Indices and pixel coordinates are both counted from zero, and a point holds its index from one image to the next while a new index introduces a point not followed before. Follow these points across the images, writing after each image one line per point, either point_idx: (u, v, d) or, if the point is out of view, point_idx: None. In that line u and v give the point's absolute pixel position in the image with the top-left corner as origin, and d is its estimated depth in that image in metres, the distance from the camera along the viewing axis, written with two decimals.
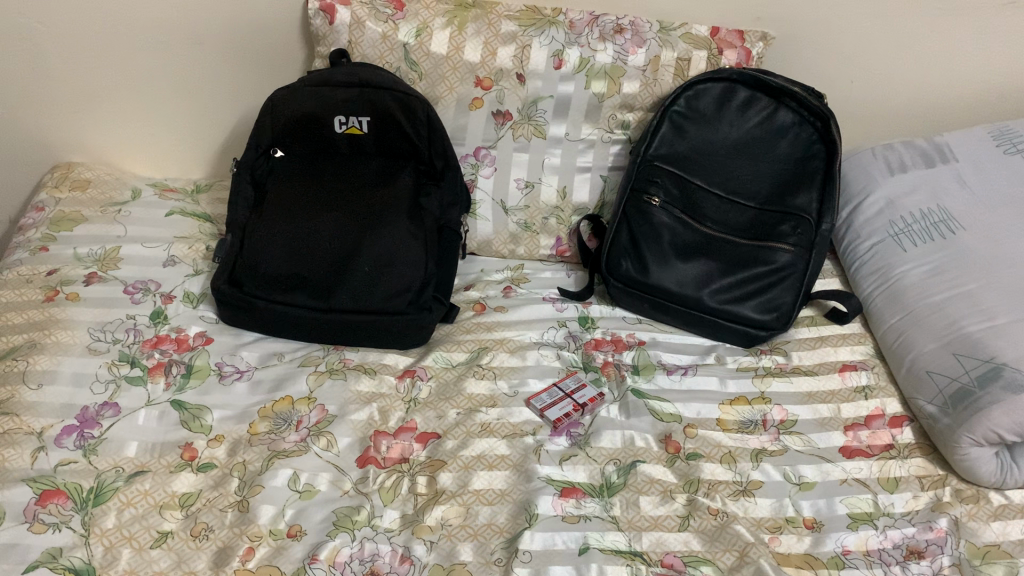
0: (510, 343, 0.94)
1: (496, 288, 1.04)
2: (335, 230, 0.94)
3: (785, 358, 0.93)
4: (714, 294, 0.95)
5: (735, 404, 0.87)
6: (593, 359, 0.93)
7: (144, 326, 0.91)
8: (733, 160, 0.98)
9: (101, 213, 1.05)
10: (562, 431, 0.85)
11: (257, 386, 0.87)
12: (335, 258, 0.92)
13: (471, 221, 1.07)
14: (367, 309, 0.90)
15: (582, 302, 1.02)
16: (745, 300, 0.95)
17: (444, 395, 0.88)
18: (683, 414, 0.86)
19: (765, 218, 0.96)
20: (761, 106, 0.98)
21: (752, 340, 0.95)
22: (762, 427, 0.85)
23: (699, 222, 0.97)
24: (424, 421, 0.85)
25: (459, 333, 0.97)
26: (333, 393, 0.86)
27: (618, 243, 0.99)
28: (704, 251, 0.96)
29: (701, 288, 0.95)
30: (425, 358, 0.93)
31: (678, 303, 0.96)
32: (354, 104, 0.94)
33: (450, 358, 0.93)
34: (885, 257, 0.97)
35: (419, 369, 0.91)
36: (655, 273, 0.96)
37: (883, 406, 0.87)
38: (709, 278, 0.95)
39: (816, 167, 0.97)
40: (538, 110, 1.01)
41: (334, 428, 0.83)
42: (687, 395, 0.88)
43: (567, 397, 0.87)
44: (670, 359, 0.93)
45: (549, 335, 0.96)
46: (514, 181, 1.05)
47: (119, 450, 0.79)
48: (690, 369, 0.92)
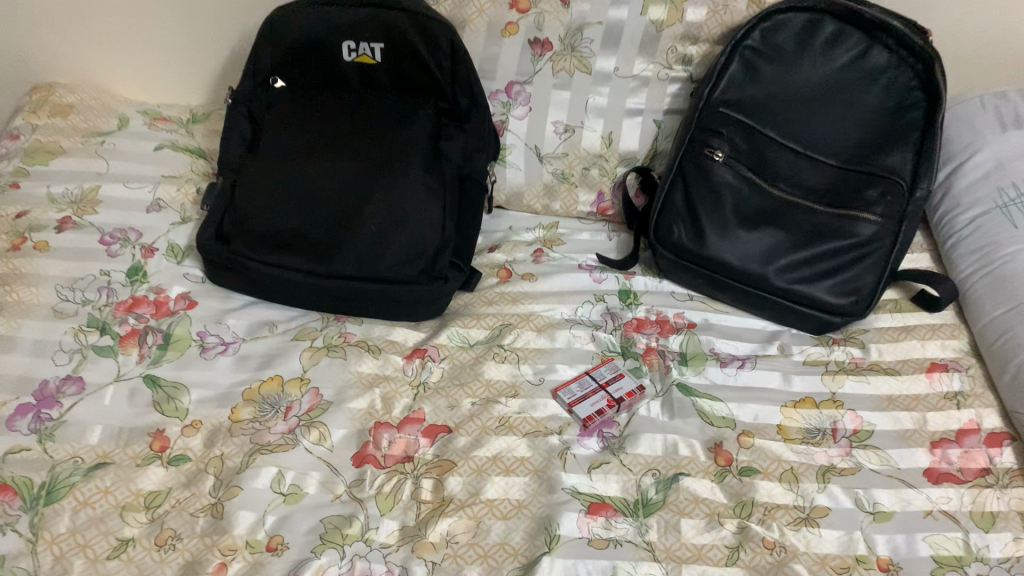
0: (538, 320, 0.81)
1: (526, 249, 0.89)
2: (338, 179, 0.81)
3: (861, 351, 0.79)
4: (782, 272, 0.80)
5: (799, 407, 0.74)
6: (633, 343, 0.79)
7: (119, 285, 0.79)
8: (815, 108, 0.82)
9: (82, 145, 0.92)
10: (593, 431, 0.73)
11: (244, 361, 0.75)
12: (338, 214, 0.79)
13: (500, 169, 0.92)
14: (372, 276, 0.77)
15: (625, 272, 0.86)
16: (818, 281, 0.80)
17: (458, 380, 0.76)
18: (738, 418, 0.73)
19: (848, 180, 0.81)
20: (852, 44, 0.81)
21: (822, 327, 0.81)
22: (831, 437, 0.72)
23: (768, 183, 0.81)
24: (433, 411, 0.74)
25: (479, 304, 0.83)
26: (330, 374, 0.74)
27: (671, 205, 0.84)
28: (774, 219, 0.81)
29: (767, 264, 0.80)
30: (438, 335, 0.79)
31: (738, 280, 0.81)
32: (366, 28, 0.81)
33: (467, 336, 0.80)
34: (990, 232, 0.81)
35: (431, 348, 0.78)
36: (713, 245, 0.81)
37: (980, 419, 0.72)
38: (776, 252, 0.81)
39: (913, 120, 0.81)
40: (583, 39, 0.85)
41: (328, 418, 0.71)
42: (742, 395, 0.74)
43: (601, 390, 0.75)
44: (725, 347, 0.79)
45: (582, 311, 0.82)
46: (551, 124, 0.90)
47: (80, 437, 0.68)
48: (750, 362, 0.77)
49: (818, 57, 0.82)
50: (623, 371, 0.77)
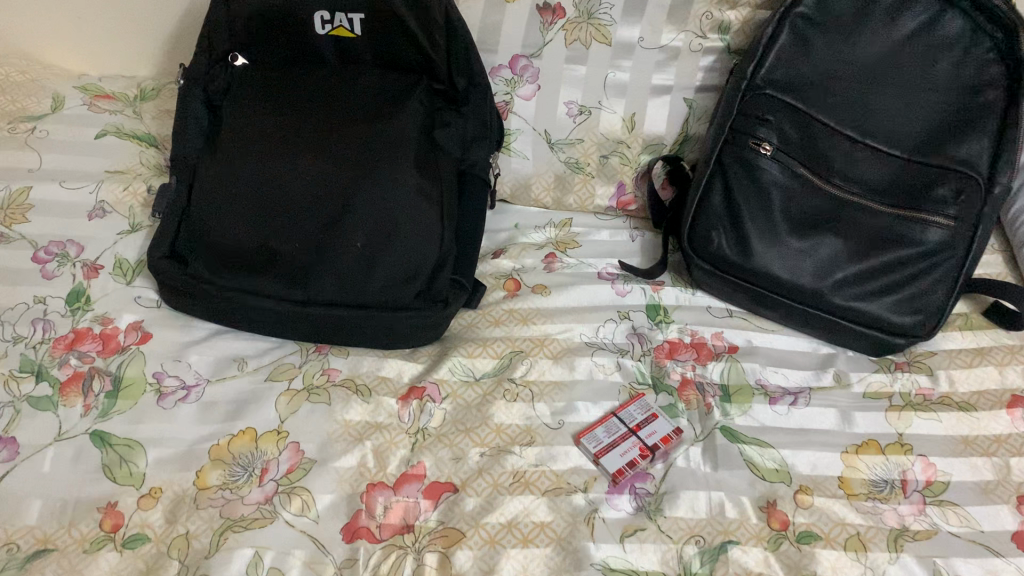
0: (554, 345, 0.69)
1: (536, 254, 0.77)
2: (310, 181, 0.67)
3: (929, 380, 0.68)
4: (838, 287, 0.69)
5: (863, 453, 0.63)
6: (666, 374, 0.68)
7: (58, 315, 0.67)
8: (876, 88, 0.69)
9: (9, 134, 0.78)
10: (623, 487, 0.62)
11: (209, 410, 0.63)
12: (314, 226, 0.66)
13: (504, 159, 0.79)
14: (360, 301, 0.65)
15: (652, 282, 0.75)
16: (880, 296, 0.69)
17: (463, 426, 0.65)
18: (793, 469, 0.63)
19: (916, 173, 0.68)
20: (923, 8, 0.68)
21: (883, 348, 0.70)
22: (901, 492, 0.61)
23: (823, 179, 0.69)
24: (435, 466, 0.63)
25: (484, 326, 0.71)
26: (312, 425, 0.63)
27: (708, 206, 0.72)
28: (830, 224, 0.69)
29: (821, 277, 0.69)
30: (438, 368, 0.68)
31: (786, 295, 0.70)
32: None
33: (472, 368, 0.68)
34: None
35: (430, 385, 0.66)
36: (759, 255, 0.69)
37: None
38: (832, 264, 0.69)
39: (993, 99, 0.68)
40: (602, 4, 0.71)
41: (311, 482, 0.60)
42: (796, 440, 0.64)
43: (632, 436, 0.64)
44: (774, 378, 0.68)
45: (605, 333, 0.70)
46: (563, 105, 0.76)
47: (14, 517, 0.56)
48: (802, 398, 0.67)
49: (883, 25, 0.68)
50: (657, 410, 0.66)
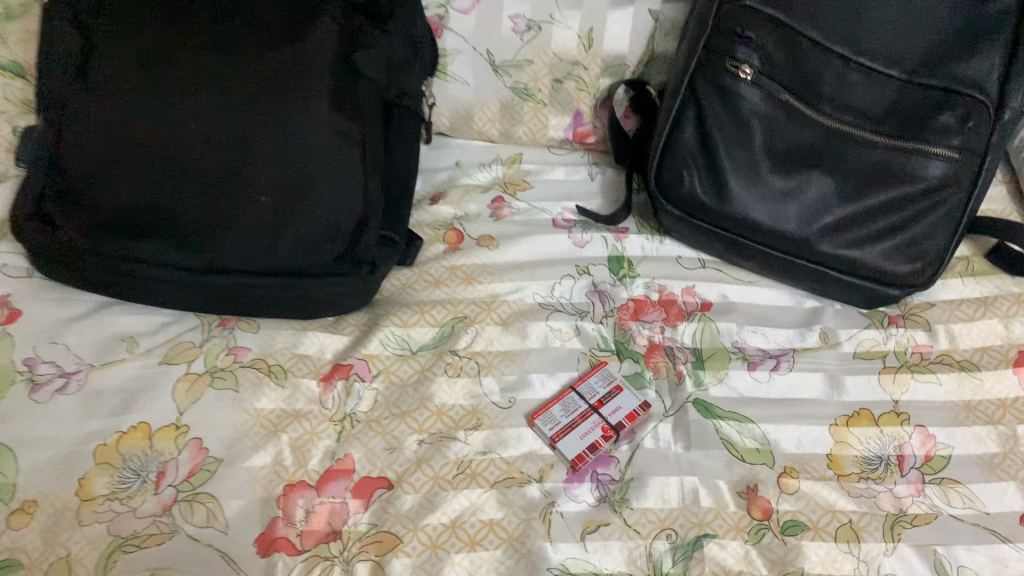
0: (503, 308, 0.60)
1: (480, 197, 0.66)
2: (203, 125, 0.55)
3: (927, 337, 0.60)
4: (827, 233, 0.60)
5: (854, 426, 0.56)
6: (631, 337, 0.60)
7: None
8: None
9: None
10: (585, 475, 0.54)
11: (95, 402, 0.53)
12: (212, 180, 0.54)
13: (440, 86, 0.67)
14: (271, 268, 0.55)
15: (615, 229, 0.65)
16: (873, 242, 0.60)
17: (397, 409, 0.56)
18: (776, 447, 0.55)
19: (917, 98, 0.58)
20: None
21: (875, 299, 0.62)
22: (898, 469, 0.54)
23: (811, 107, 0.59)
24: (366, 458, 0.54)
25: (422, 286, 0.61)
26: (217, 417, 0.53)
27: (679, 140, 0.61)
28: (819, 160, 0.59)
29: (807, 222, 0.60)
30: (367, 341, 0.58)
31: (768, 244, 0.61)
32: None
33: (407, 339, 0.58)
34: None
35: (358, 362, 0.57)
36: (737, 199, 0.60)
37: None
38: (820, 206, 0.60)
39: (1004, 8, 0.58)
40: None
41: (217, 487, 0.51)
42: (779, 412, 0.56)
43: (593, 416, 0.55)
44: (754, 339, 0.60)
45: (560, 291, 0.61)
46: (508, 19, 0.64)
47: None
48: (786, 362, 0.59)
49: None
50: (622, 382, 0.57)
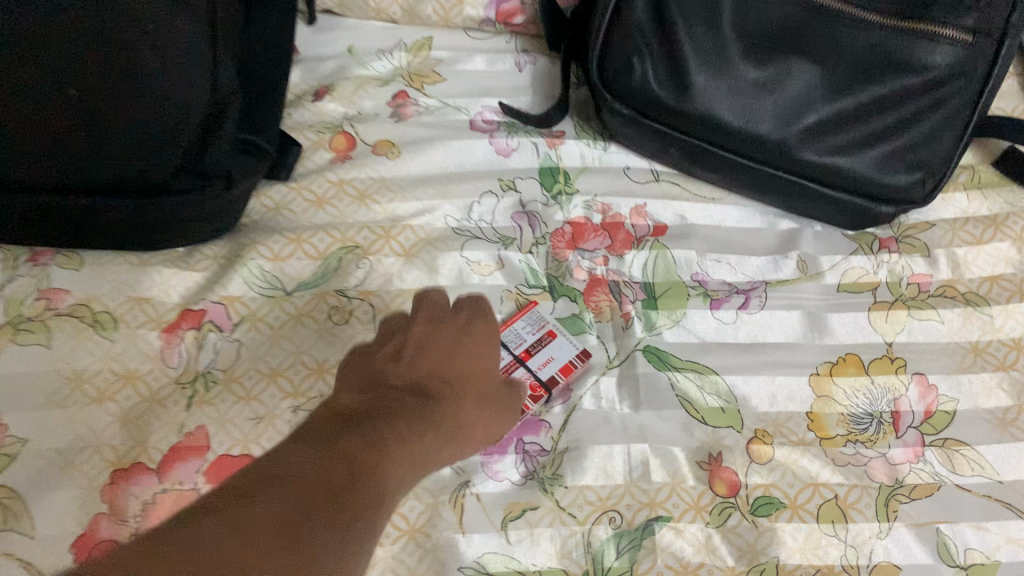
0: (405, 233, 0.47)
1: (379, 93, 0.52)
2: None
3: (926, 264, 0.49)
4: (809, 137, 0.48)
5: (840, 375, 0.45)
6: (567, 270, 0.48)
7: None
8: None
9: None
10: (507, 445, 0.42)
11: None
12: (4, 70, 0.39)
13: None
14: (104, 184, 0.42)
15: (549, 133, 0.53)
16: (864, 146, 0.49)
17: (266, 367, 0.43)
18: (745, 405, 0.44)
19: None
20: None
21: (863, 218, 0.50)
22: (892, 429, 0.44)
23: None
24: (225, 428, 0.41)
25: (301, 205, 0.48)
26: (21, 384, 0.40)
27: (628, 18, 0.47)
28: (805, 42, 0.46)
29: (786, 122, 0.48)
30: (228, 279, 0.45)
31: (736, 151, 0.49)
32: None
33: (280, 275, 0.46)
34: None
35: (215, 307, 0.44)
36: (700, 93, 0.47)
37: None
38: (802, 103, 0.48)
39: None
40: None
41: (17, 478, 0.38)
42: (748, 361, 0.45)
43: (519, 370, 0.44)
44: (717, 270, 0.49)
45: (479, 214, 0.49)
46: None
47: None
48: (756, 298, 0.47)
49: None
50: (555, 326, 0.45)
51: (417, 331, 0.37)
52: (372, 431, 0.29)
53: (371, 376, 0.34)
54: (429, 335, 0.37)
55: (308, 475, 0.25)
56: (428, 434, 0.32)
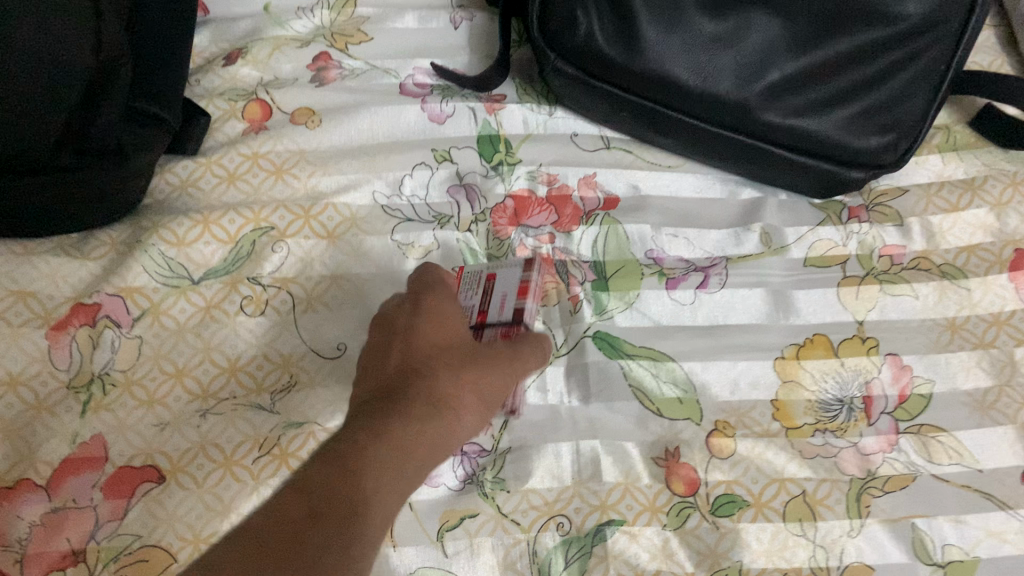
0: (327, 213, 0.43)
1: (299, 56, 0.47)
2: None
3: (899, 235, 0.45)
4: (771, 96, 0.44)
5: (807, 358, 0.41)
6: (509, 249, 0.43)
7: None
8: None
9: None
10: None
11: None
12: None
13: None
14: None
15: (489, 98, 0.48)
16: (830, 106, 0.45)
17: (169, 366, 0.39)
18: (704, 395, 0.40)
19: None
20: None
21: (829, 185, 0.46)
22: (863, 416, 0.40)
23: None
24: (119, 436, 0.37)
25: (210, 181, 0.43)
26: None
27: None
28: None
29: (746, 81, 0.43)
30: (125, 268, 0.40)
31: (690, 113, 0.45)
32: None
33: (186, 262, 0.41)
34: None
35: (111, 299, 0.39)
36: (651, 48, 0.43)
37: None
38: (765, 58, 0.43)
39: None
40: None
41: None
42: (707, 346, 0.41)
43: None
44: (673, 246, 0.44)
45: (411, 188, 0.44)
46: None
47: None
48: (715, 276, 0.43)
49: None
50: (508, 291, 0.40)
51: (426, 314, 0.33)
52: (400, 423, 0.29)
53: (397, 368, 0.31)
54: (427, 329, 0.32)
55: (339, 492, 0.26)
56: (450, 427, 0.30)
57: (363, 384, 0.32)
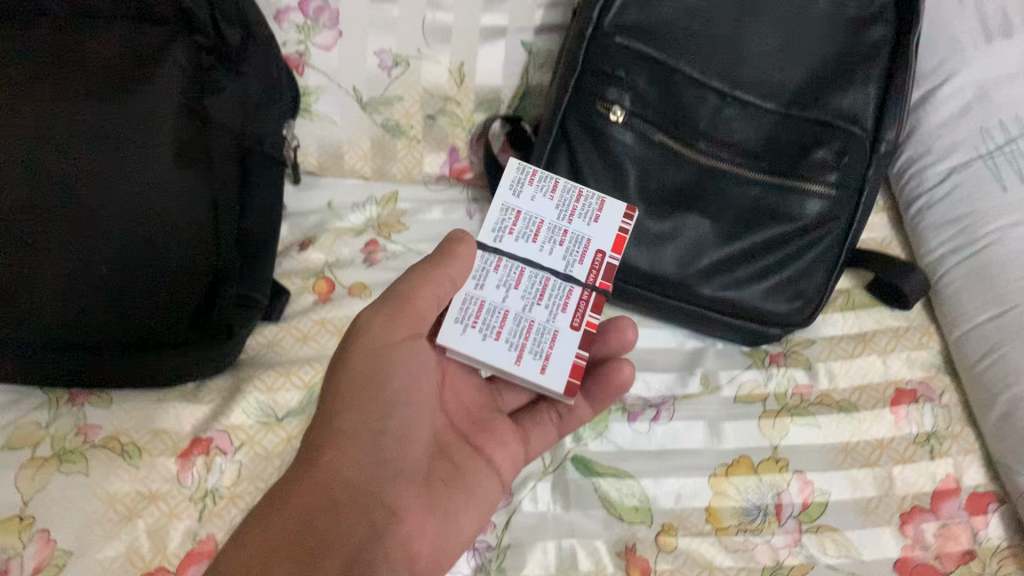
0: None
1: (353, 243, 0.63)
2: (31, 169, 0.51)
3: (808, 377, 0.60)
4: (705, 275, 0.59)
5: (733, 475, 0.55)
6: None
7: None
8: (752, 27, 0.57)
9: None
10: None
11: None
12: (54, 224, 0.51)
13: (304, 124, 0.65)
14: (100, 341, 0.52)
15: None
16: (752, 280, 0.60)
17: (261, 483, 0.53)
18: (655, 504, 0.54)
19: (792, 130, 0.57)
20: None
21: (756, 338, 0.61)
22: (775, 519, 0.54)
23: (688, 144, 0.57)
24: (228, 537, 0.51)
25: (290, 342, 0.59)
26: (65, 507, 0.50)
27: None
28: (698, 200, 0.58)
29: (686, 265, 0.59)
30: (230, 410, 0.55)
31: (645, 288, 0.60)
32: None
33: (272, 404, 0.56)
34: (970, 199, 0.61)
35: (219, 435, 0.54)
36: None
37: (959, 473, 0.56)
38: (699, 248, 0.59)
39: (875, 40, 0.58)
40: None
41: None
42: (658, 466, 0.55)
43: (529, 355, 0.42)
44: (634, 387, 0.59)
45: None
46: (373, 53, 0.62)
47: None
48: (665, 411, 0.58)
49: None
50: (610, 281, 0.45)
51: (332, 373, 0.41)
52: (370, 501, 0.39)
53: (359, 396, 0.40)
54: (383, 335, 0.41)
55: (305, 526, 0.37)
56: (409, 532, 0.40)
57: (318, 417, 0.41)
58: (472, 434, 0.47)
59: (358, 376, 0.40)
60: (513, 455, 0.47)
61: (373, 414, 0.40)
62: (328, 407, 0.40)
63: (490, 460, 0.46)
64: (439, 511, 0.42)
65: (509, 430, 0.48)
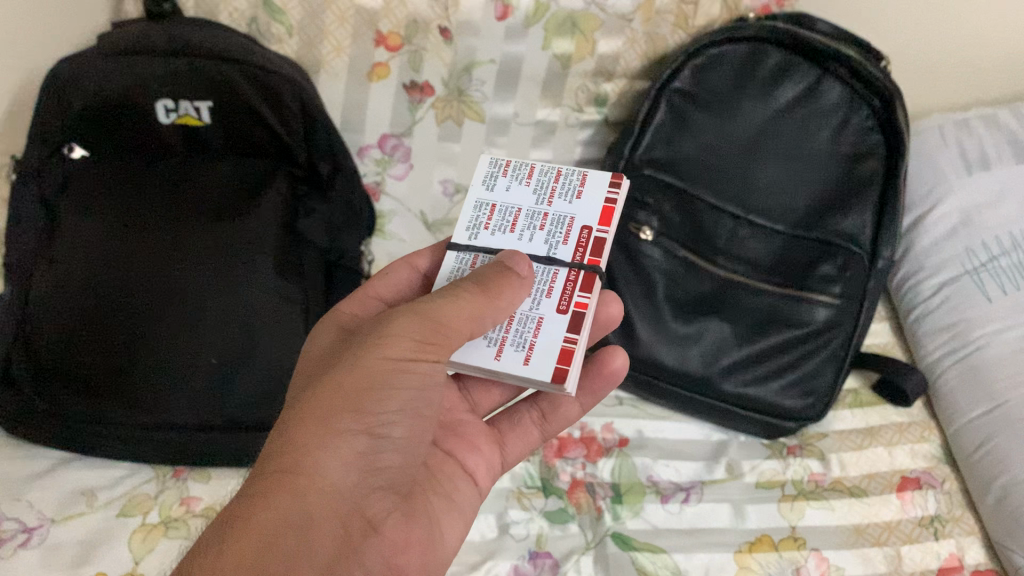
0: None
1: None
2: (158, 280, 0.60)
3: (821, 465, 0.67)
4: (727, 373, 0.67)
5: (756, 551, 0.62)
6: (555, 475, 0.66)
7: None
8: (761, 161, 0.67)
9: None
10: None
11: (55, 556, 0.56)
12: (173, 318, 0.60)
13: (377, 242, 0.75)
14: (207, 425, 0.61)
15: None
16: (769, 379, 0.67)
17: None
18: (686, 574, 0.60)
19: (797, 248, 0.67)
20: (799, 79, 0.66)
21: (774, 432, 0.68)
22: None
23: (706, 258, 0.67)
24: None
25: None
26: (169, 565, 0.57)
27: None
28: (718, 306, 0.67)
29: (709, 363, 0.67)
30: None
31: (673, 384, 0.68)
32: (190, 80, 0.61)
33: None
34: (960, 308, 0.69)
35: None
36: (646, 342, 0.67)
37: (961, 552, 0.62)
38: (721, 348, 0.67)
39: (872, 170, 0.66)
40: (473, 81, 0.72)
41: None
42: (689, 542, 0.62)
43: (510, 347, 0.41)
44: (665, 473, 0.66)
45: None
46: (439, 182, 0.76)
47: None
48: (694, 493, 0.65)
49: (760, 92, 0.67)
50: (600, 255, 0.43)
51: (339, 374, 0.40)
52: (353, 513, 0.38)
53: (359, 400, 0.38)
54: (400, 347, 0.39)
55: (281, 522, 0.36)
56: (388, 544, 0.40)
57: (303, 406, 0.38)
58: (444, 438, 0.48)
59: (356, 387, 0.38)
60: (484, 460, 0.49)
61: (367, 425, 0.38)
62: (320, 401, 0.38)
63: (463, 465, 0.47)
64: (416, 523, 0.42)
65: (482, 434, 0.50)
